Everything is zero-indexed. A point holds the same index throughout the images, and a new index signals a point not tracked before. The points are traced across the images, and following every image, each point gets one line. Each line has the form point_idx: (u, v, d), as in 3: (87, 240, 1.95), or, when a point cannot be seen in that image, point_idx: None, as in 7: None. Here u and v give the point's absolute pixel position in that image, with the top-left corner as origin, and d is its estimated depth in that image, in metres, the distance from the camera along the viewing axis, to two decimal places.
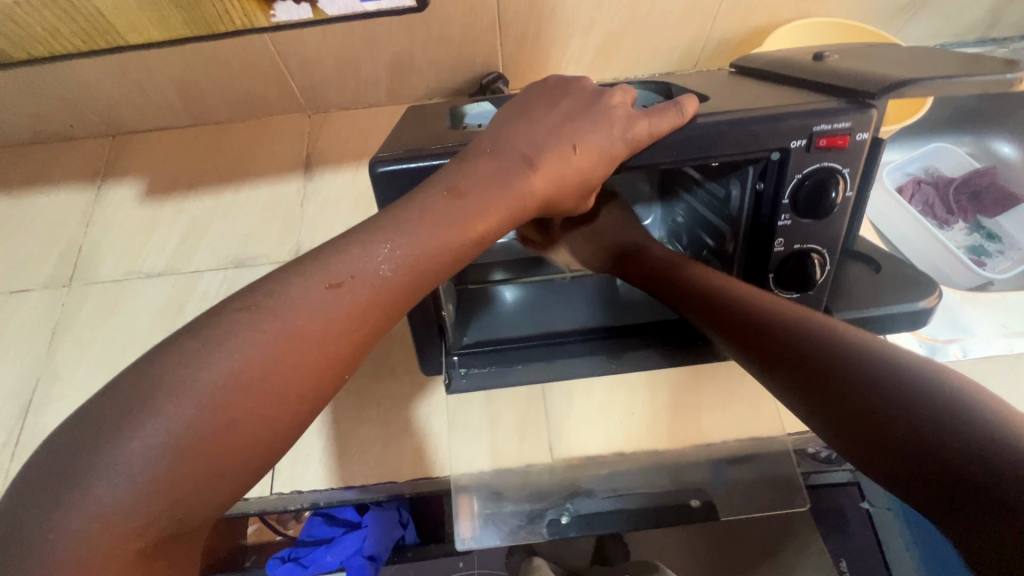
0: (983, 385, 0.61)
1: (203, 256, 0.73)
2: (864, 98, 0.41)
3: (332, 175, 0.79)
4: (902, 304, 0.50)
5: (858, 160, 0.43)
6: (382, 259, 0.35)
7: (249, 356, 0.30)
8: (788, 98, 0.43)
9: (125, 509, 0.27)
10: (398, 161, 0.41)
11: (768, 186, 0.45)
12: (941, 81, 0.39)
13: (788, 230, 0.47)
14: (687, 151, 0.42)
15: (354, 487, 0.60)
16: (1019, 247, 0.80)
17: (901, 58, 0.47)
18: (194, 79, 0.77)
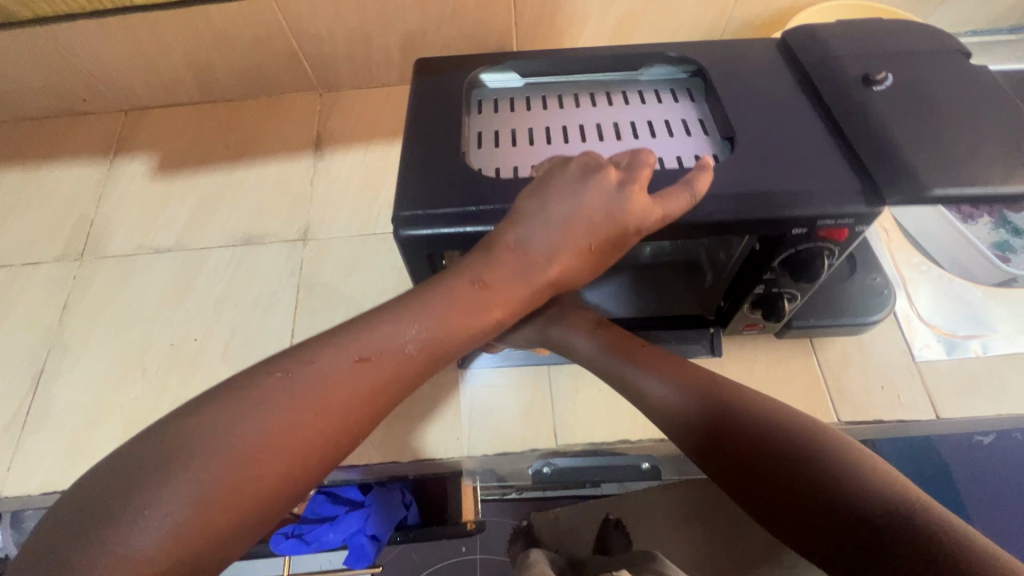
0: (1002, 383, 0.60)
1: (215, 232, 0.73)
2: (878, 197, 0.42)
3: (343, 156, 0.78)
4: (860, 319, 0.58)
5: (850, 245, 0.46)
6: (409, 334, 0.40)
7: (287, 421, 0.35)
8: (807, 175, 0.44)
9: (160, 548, 0.30)
10: (423, 230, 0.44)
11: (763, 249, 0.46)
12: (953, 191, 0.41)
13: (773, 281, 0.50)
14: (693, 231, 0.44)
15: (357, 467, 0.60)
16: None
17: (945, 104, 0.46)
18: (207, 55, 0.76)
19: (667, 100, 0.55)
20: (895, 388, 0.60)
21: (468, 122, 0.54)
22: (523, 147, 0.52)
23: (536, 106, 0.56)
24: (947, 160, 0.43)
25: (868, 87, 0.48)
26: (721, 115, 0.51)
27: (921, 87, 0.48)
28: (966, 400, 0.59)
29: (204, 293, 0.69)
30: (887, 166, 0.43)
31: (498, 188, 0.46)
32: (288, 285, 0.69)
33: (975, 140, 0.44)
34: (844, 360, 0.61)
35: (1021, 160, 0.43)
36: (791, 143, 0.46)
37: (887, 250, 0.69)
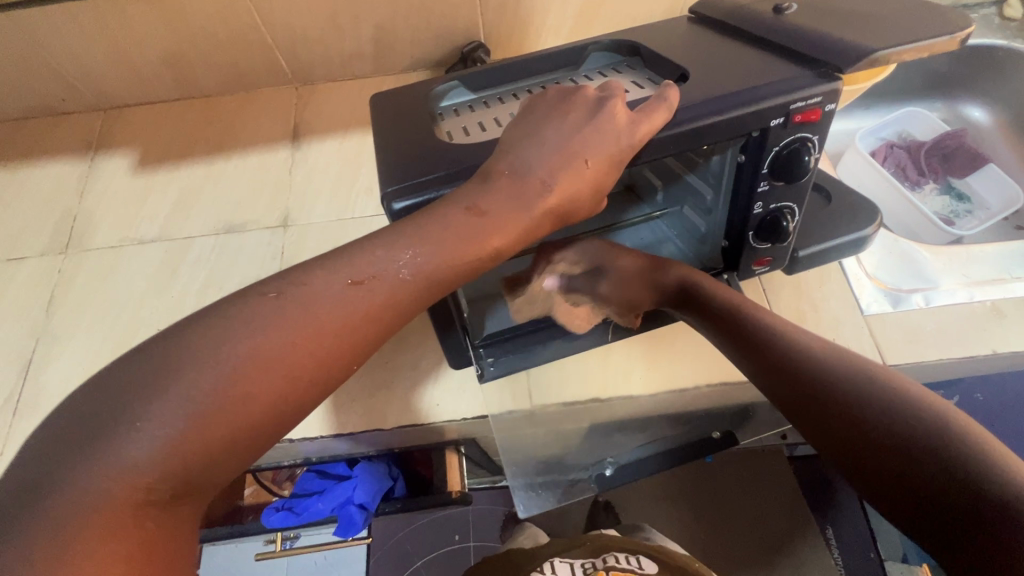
0: (943, 332, 0.64)
1: (197, 221, 0.75)
2: (833, 72, 0.46)
3: (320, 145, 0.81)
4: (854, 233, 0.62)
5: (826, 129, 0.48)
6: (405, 259, 0.39)
7: (275, 339, 0.34)
8: (768, 74, 0.47)
9: (151, 458, 0.30)
10: (411, 198, 0.44)
11: (749, 157, 0.50)
12: (904, 49, 0.46)
13: (766, 194, 0.53)
14: (694, 131, 0.46)
15: (343, 437, 0.62)
16: (987, 208, 0.83)
17: (857, 10, 0.52)
18: (182, 51, 0.78)
19: (610, 75, 0.58)
20: (846, 340, 0.64)
21: (437, 127, 0.54)
22: (493, 130, 0.53)
23: (495, 102, 0.57)
24: (878, 34, 0.48)
25: (782, 14, 0.54)
26: (668, 71, 0.53)
27: (826, 7, 0.54)
28: (910, 348, 0.63)
29: (188, 279, 0.71)
30: (830, 51, 0.47)
31: (468, 152, 0.48)
32: (270, 269, 0.72)
33: (891, 23, 0.50)
34: (798, 317, 0.65)
35: (939, 25, 0.49)
36: (738, 63, 0.50)
37: None
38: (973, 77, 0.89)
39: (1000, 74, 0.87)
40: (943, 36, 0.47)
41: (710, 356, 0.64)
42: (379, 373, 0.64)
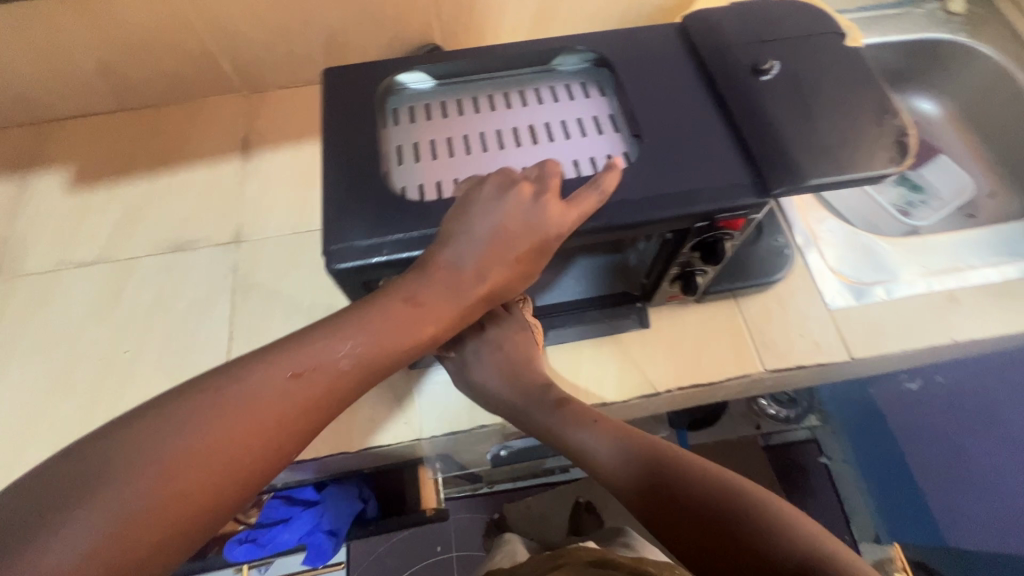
0: (905, 323, 0.65)
1: (141, 241, 0.71)
2: (769, 189, 0.45)
3: (272, 156, 0.77)
4: (763, 278, 0.63)
5: (748, 229, 0.49)
6: (341, 351, 0.40)
7: (214, 446, 0.35)
8: (710, 170, 0.46)
9: (74, 572, 0.30)
10: (351, 260, 0.43)
11: (673, 239, 0.50)
12: (836, 176, 0.45)
13: (687, 262, 0.53)
14: (612, 230, 0.45)
15: (309, 462, 0.60)
16: (940, 198, 0.86)
17: (822, 90, 0.50)
18: (118, 61, 0.73)
19: (579, 95, 0.53)
20: (814, 335, 0.64)
21: (386, 135, 0.50)
22: (444, 159, 0.49)
23: (450, 109, 0.52)
24: (826, 147, 0.47)
25: (759, 77, 0.50)
26: (629, 110, 0.50)
27: (806, 76, 0.50)
28: (874, 340, 0.64)
29: (132, 304, 0.67)
30: (775, 153, 0.46)
31: (421, 209, 0.45)
32: (223, 288, 0.68)
33: (845, 129, 0.48)
34: (766, 314, 0.65)
35: (885, 141, 0.47)
36: (690, 135, 0.48)
37: (798, 210, 0.74)
38: (923, 70, 0.91)
39: (947, 66, 0.90)
40: (875, 171, 0.46)
41: (682, 358, 0.63)
42: None
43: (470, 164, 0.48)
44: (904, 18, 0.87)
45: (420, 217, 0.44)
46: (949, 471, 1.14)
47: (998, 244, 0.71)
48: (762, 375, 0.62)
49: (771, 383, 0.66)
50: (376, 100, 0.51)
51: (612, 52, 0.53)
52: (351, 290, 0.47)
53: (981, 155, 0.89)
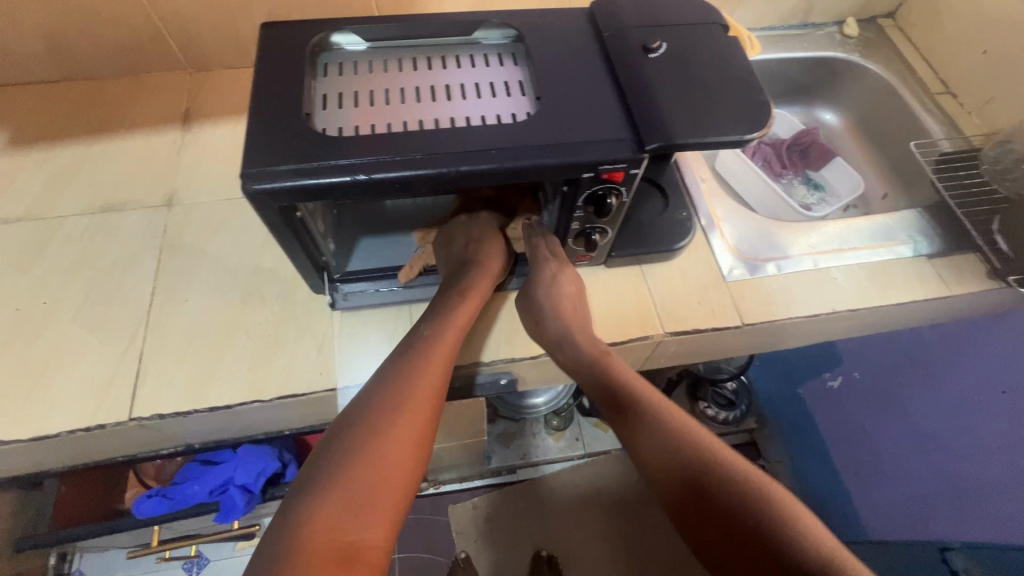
0: (791, 294, 0.72)
1: (73, 199, 0.72)
2: (643, 146, 0.49)
3: (212, 129, 0.80)
4: (665, 246, 0.68)
5: (632, 184, 0.53)
6: (411, 391, 0.51)
7: (380, 498, 0.45)
8: (595, 128, 0.50)
9: None
10: (268, 181, 0.45)
11: (569, 191, 0.53)
12: (701, 140, 0.49)
13: (584, 218, 0.57)
14: (503, 176, 0.48)
15: (218, 411, 0.61)
16: (836, 194, 0.96)
17: (707, 67, 0.54)
18: (62, 31, 0.75)
19: (495, 63, 0.57)
20: (710, 302, 0.70)
21: (313, 85, 0.54)
22: (365, 105, 0.52)
23: (375, 68, 0.56)
24: (699, 114, 0.51)
25: (647, 55, 0.54)
26: (536, 76, 0.54)
27: (690, 55, 0.55)
28: (764, 308, 0.71)
29: (57, 257, 0.68)
30: (653, 116, 0.50)
31: (332, 145, 0.47)
32: (150, 247, 0.69)
33: (719, 97, 0.52)
34: (668, 282, 0.71)
35: (756, 110, 0.51)
36: (582, 96, 0.52)
37: (704, 194, 0.80)
38: (824, 85, 1.02)
39: (845, 80, 1.00)
40: (739, 134, 0.49)
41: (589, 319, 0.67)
42: (261, 347, 0.64)
43: (385, 113, 0.51)
44: (806, 37, 0.98)
45: (323, 147, 0.47)
46: (867, 463, 1.19)
47: (879, 230, 0.79)
48: (660, 336, 0.67)
49: (672, 347, 0.71)
50: (299, 54, 0.54)
51: (521, 27, 0.58)
52: (268, 216, 0.48)
53: (874, 161, 1.00)
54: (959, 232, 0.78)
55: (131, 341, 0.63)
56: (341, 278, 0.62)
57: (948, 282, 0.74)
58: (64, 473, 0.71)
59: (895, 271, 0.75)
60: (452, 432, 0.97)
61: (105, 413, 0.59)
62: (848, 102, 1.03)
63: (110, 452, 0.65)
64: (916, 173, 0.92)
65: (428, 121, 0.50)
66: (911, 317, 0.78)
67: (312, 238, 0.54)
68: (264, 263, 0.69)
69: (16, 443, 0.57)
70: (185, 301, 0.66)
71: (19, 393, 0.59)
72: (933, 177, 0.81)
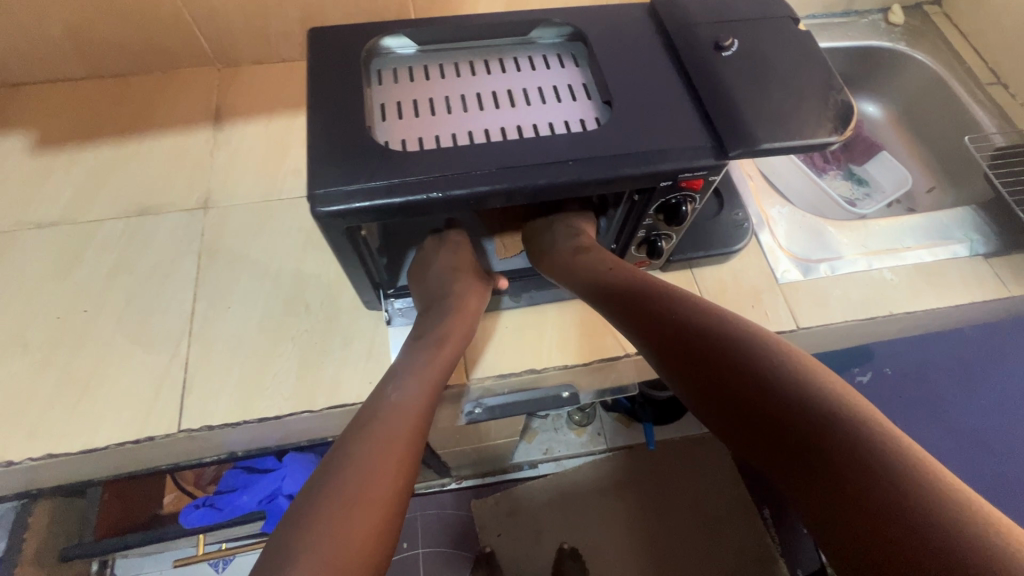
0: (847, 297, 0.70)
1: (108, 202, 0.70)
2: (725, 152, 0.47)
3: (244, 128, 0.78)
4: (721, 249, 0.67)
5: (707, 191, 0.51)
6: (397, 401, 0.48)
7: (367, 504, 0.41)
8: (669, 133, 0.48)
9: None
10: (337, 203, 0.44)
11: (641, 199, 0.52)
12: (786, 144, 0.47)
13: (652, 225, 0.56)
14: (578, 185, 0.47)
15: (268, 422, 0.60)
16: (882, 189, 0.94)
17: (782, 65, 0.52)
18: (90, 27, 0.72)
19: (554, 65, 0.55)
20: (764, 305, 0.68)
21: (370, 94, 0.52)
22: (427, 116, 0.50)
23: (432, 73, 0.54)
24: (780, 115, 0.49)
25: (718, 54, 0.52)
26: (600, 80, 0.52)
27: (763, 52, 0.52)
28: (819, 311, 0.69)
29: (94, 263, 0.66)
30: (731, 120, 0.48)
31: (400, 161, 0.46)
32: (189, 252, 0.68)
33: (797, 97, 0.50)
34: (720, 285, 0.69)
35: (837, 109, 0.49)
36: (651, 99, 0.50)
37: (753, 193, 0.77)
38: (866, 76, 0.99)
39: (890, 71, 0.97)
40: (823, 136, 0.47)
41: None
42: (308, 356, 0.62)
43: (450, 122, 0.49)
44: (851, 27, 0.94)
45: (388, 160, 0.45)
46: None
47: (934, 228, 0.76)
48: None
49: None
50: (353, 58, 0.52)
51: (581, 24, 0.55)
52: (334, 238, 0.47)
53: (919, 154, 0.97)
54: (1017, 231, 0.75)
55: (176, 350, 0.62)
56: (395, 293, 0.61)
57: (1007, 282, 0.72)
58: (107, 482, 0.70)
59: (952, 270, 0.73)
60: (486, 434, 0.96)
61: (154, 425, 0.58)
62: (892, 94, 1.00)
63: (156, 463, 0.64)
64: (966, 167, 0.89)
65: (496, 130, 0.49)
66: (966, 317, 0.76)
67: (369, 255, 0.53)
68: (305, 269, 0.67)
69: (66, 456, 0.56)
70: (227, 308, 0.64)
71: (66, 403, 0.58)
72: (989, 173, 0.79)
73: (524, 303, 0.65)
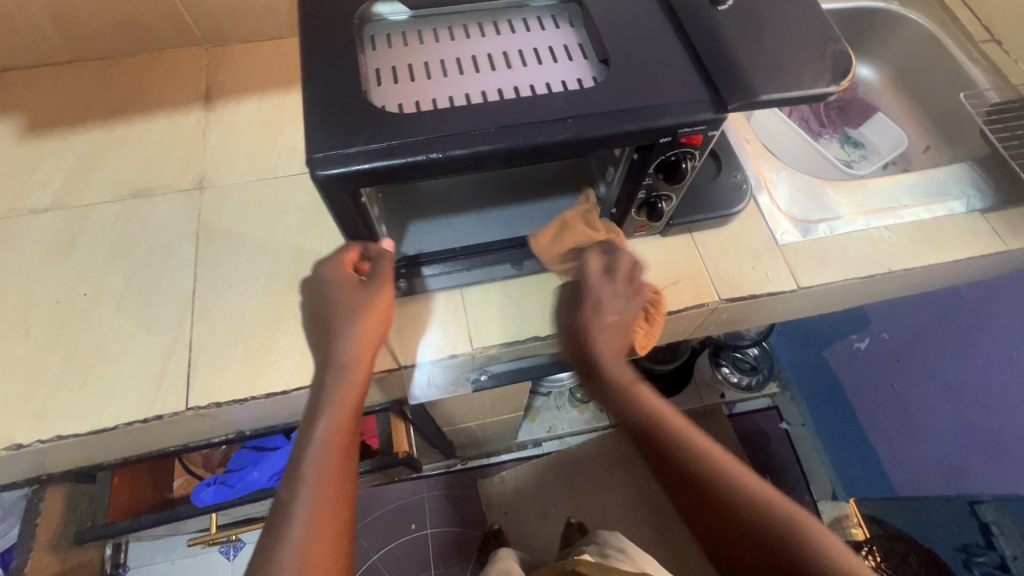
0: (846, 256, 0.70)
1: (100, 187, 0.69)
2: (723, 105, 0.47)
3: (235, 108, 0.77)
4: (721, 211, 0.67)
5: (707, 146, 0.51)
6: (296, 545, 0.42)
7: (325, 534, 0.43)
8: (668, 89, 0.48)
9: None
10: (337, 165, 0.43)
11: (640, 158, 0.52)
12: (784, 95, 0.47)
13: (652, 186, 0.56)
14: (578, 143, 0.46)
15: (275, 397, 0.60)
16: (877, 151, 0.94)
17: (778, 18, 0.51)
18: (72, 9, 0.71)
19: (548, 26, 0.54)
20: (764, 266, 0.68)
21: (365, 60, 0.51)
22: (423, 79, 0.50)
23: (426, 38, 0.53)
24: (777, 68, 0.48)
25: (715, 9, 0.52)
26: (597, 39, 0.51)
27: (759, 6, 0.52)
28: (819, 271, 0.69)
29: (91, 247, 0.65)
30: (730, 74, 0.48)
31: (399, 124, 0.45)
32: (186, 233, 0.67)
33: (795, 49, 0.49)
34: (721, 248, 0.69)
35: (836, 60, 0.49)
36: (650, 56, 0.50)
37: (750, 157, 0.77)
38: (860, 38, 0.98)
39: (884, 32, 0.96)
40: (821, 87, 0.47)
41: None
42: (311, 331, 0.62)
43: (446, 86, 0.49)
44: None
45: (387, 123, 0.45)
46: (895, 422, 1.17)
47: (931, 185, 0.76)
48: (718, 304, 0.66)
49: (725, 314, 0.70)
50: (346, 24, 0.51)
51: None
52: (334, 204, 0.47)
53: (915, 115, 0.97)
54: (1013, 185, 0.76)
55: (178, 330, 0.61)
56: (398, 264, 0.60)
57: (1005, 234, 0.72)
58: (116, 466, 0.70)
59: (950, 226, 0.73)
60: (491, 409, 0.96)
61: (161, 404, 0.58)
62: (887, 55, 0.99)
63: (163, 443, 0.64)
64: (961, 126, 0.89)
65: (493, 91, 0.48)
66: (961, 273, 0.76)
67: (367, 225, 0.52)
68: (304, 246, 0.67)
69: (73, 437, 0.56)
70: (228, 288, 0.64)
71: (71, 386, 0.58)
72: (986, 129, 0.78)
73: (527, 271, 0.65)
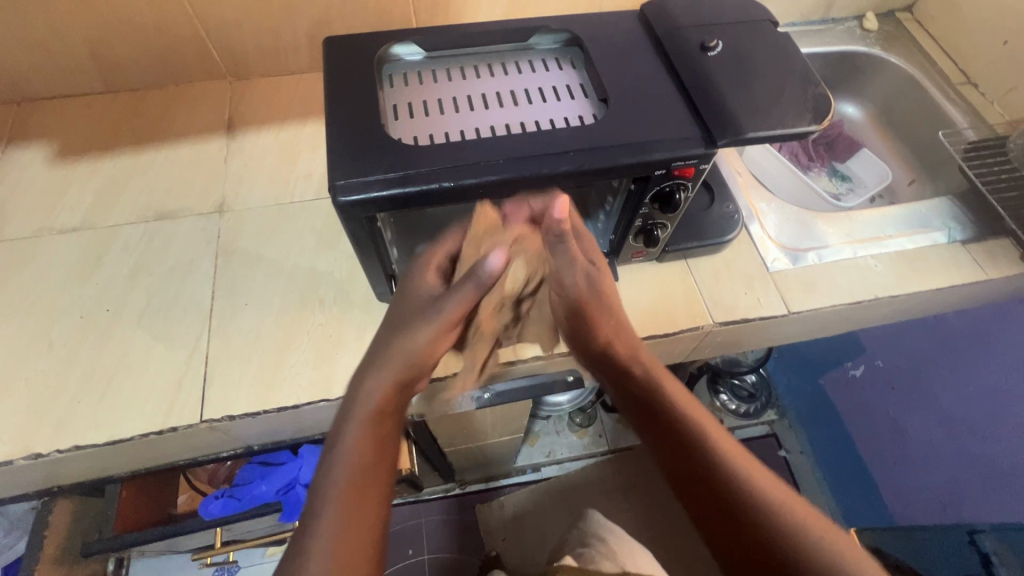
0: (834, 282, 0.74)
1: (126, 209, 0.73)
2: (714, 141, 0.51)
3: (255, 136, 0.81)
4: (714, 238, 0.71)
5: (698, 178, 0.55)
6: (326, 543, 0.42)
7: (353, 534, 0.43)
8: (662, 126, 0.52)
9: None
10: (357, 192, 0.47)
11: (637, 189, 0.56)
12: (768, 133, 0.51)
13: (647, 214, 0.59)
14: (580, 175, 0.50)
15: (287, 411, 0.62)
16: (864, 184, 0.99)
17: (762, 63, 0.56)
18: (110, 44, 0.76)
19: (552, 67, 0.59)
20: (756, 291, 0.72)
21: (383, 96, 0.55)
22: (437, 114, 0.54)
23: (439, 77, 0.58)
24: (762, 108, 0.53)
25: (705, 54, 0.57)
26: (596, 80, 0.56)
27: (745, 53, 0.57)
28: (809, 296, 0.72)
29: (116, 265, 0.69)
30: (718, 113, 0.52)
31: (415, 155, 0.49)
32: (206, 253, 0.70)
33: (778, 92, 0.54)
34: (714, 273, 0.73)
35: (815, 102, 0.53)
36: (645, 96, 0.54)
37: (742, 188, 0.81)
38: (845, 79, 1.04)
39: (868, 74, 1.02)
40: (802, 126, 0.51)
41: (643, 313, 0.69)
42: (322, 348, 0.65)
43: (458, 120, 0.53)
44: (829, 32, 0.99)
45: (404, 154, 0.49)
46: (892, 449, 1.18)
47: (913, 217, 0.80)
48: (712, 327, 0.69)
49: (720, 337, 0.73)
50: (367, 64, 0.56)
51: (577, 32, 0.60)
52: (352, 227, 0.50)
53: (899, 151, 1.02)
54: (990, 217, 0.80)
55: (195, 345, 0.64)
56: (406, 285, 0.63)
57: (985, 264, 0.76)
58: (125, 479, 0.72)
59: (933, 255, 0.77)
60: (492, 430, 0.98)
61: (177, 416, 0.60)
62: (870, 95, 1.05)
63: (173, 455, 0.66)
64: (942, 162, 0.94)
65: (501, 126, 0.53)
66: (946, 301, 0.80)
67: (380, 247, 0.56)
68: (318, 266, 0.70)
69: (91, 448, 0.58)
70: (244, 306, 0.67)
71: (91, 398, 0.60)
72: (964, 165, 0.82)
73: None
